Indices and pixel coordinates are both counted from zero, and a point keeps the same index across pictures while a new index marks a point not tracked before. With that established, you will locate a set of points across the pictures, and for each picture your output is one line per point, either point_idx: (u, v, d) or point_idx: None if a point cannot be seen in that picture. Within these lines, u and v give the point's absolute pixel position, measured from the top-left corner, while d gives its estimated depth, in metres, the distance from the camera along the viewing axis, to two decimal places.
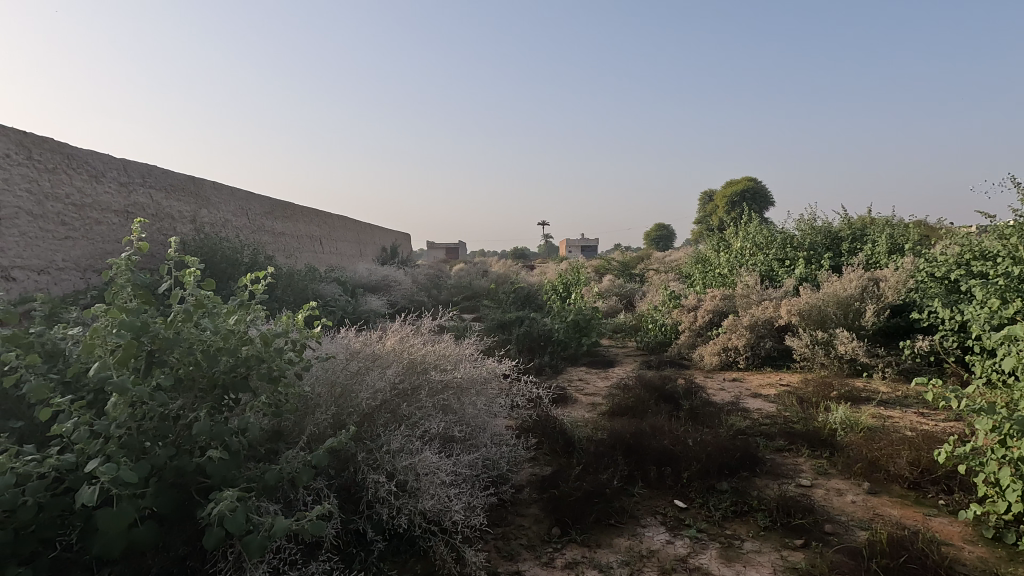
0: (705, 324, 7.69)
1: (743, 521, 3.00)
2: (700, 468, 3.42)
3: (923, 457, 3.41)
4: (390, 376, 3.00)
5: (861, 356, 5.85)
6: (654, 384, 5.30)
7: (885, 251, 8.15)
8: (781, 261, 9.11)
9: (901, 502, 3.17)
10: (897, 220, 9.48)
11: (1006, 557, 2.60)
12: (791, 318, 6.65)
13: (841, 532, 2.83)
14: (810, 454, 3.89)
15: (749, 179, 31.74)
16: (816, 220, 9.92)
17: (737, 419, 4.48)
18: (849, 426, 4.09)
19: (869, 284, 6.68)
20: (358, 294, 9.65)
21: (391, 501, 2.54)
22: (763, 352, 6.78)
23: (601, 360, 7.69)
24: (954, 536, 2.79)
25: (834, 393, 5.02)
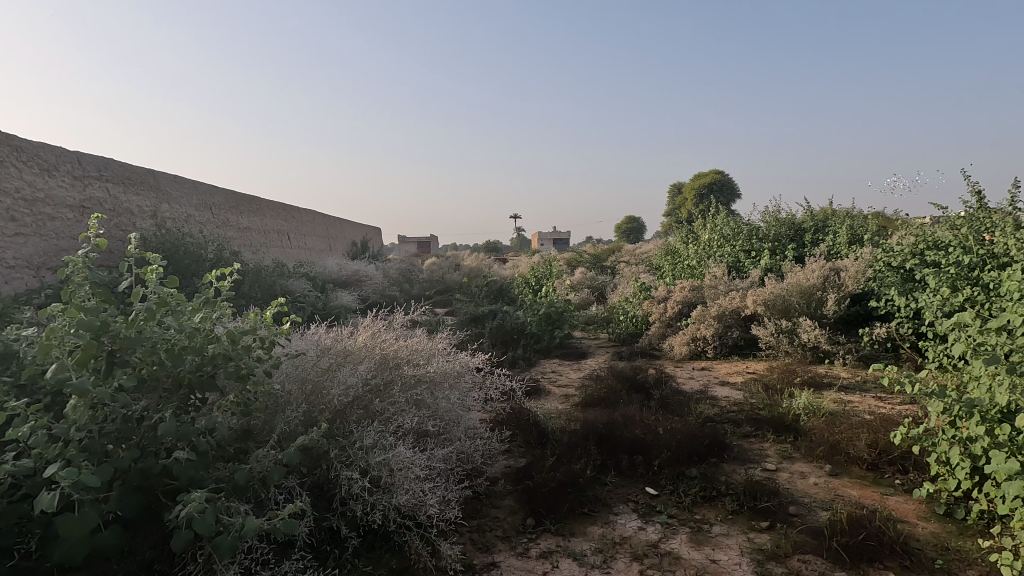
0: (674, 315, 7.84)
1: (711, 506, 3.08)
2: (671, 456, 3.49)
3: (880, 439, 3.56)
4: (362, 372, 2.97)
5: (822, 344, 6.05)
6: (625, 374, 5.38)
7: (845, 242, 8.43)
8: (747, 252, 9.32)
9: (860, 483, 3.31)
10: (856, 212, 9.80)
11: (956, 531, 2.74)
12: (756, 308, 6.83)
13: (804, 513, 2.94)
14: (775, 439, 4.02)
15: (716, 172, 32.31)
16: (780, 212, 10.18)
17: (706, 407, 4.59)
18: (812, 411, 4.24)
19: (830, 274, 6.91)
20: (328, 290, 9.50)
21: (365, 497, 2.53)
22: (730, 341, 6.95)
23: (573, 352, 7.76)
24: (908, 513, 2.94)
25: (798, 379, 5.19)
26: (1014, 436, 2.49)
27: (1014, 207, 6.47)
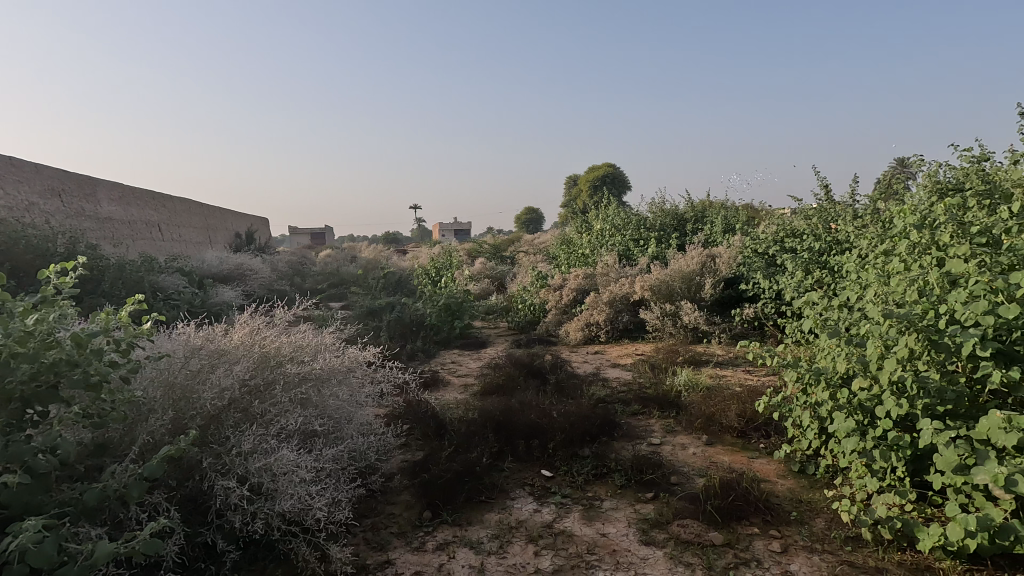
0: (569, 302, 8.12)
1: (602, 483, 3.23)
2: (565, 438, 3.61)
3: (748, 409, 3.93)
4: (238, 372, 2.74)
5: (701, 324, 6.57)
6: (523, 361, 5.49)
7: (720, 231, 9.19)
8: (636, 241, 9.85)
9: (731, 450, 3.64)
10: (730, 204, 10.73)
11: (808, 485, 3.10)
12: (643, 293, 7.26)
13: (684, 482, 3.17)
14: (660, 415, 4.30)
15: (608, 165, 33.83)
16: (665, 204, 10.88)
17: (598, 389, 4.80)
18: (691, 387, 4.59)
19: (707, 261, 7.50)
20: (207, 285, 8.74)
21: (245, 506, 2.35)
22: (620, 325, 7.33)
23: (473, 342, 7.78)
24: (770, 473, 3.27)
25: (680, 359, 5.60)
26: (850, 398, 2.84)
27: (854, 200, 7.41)
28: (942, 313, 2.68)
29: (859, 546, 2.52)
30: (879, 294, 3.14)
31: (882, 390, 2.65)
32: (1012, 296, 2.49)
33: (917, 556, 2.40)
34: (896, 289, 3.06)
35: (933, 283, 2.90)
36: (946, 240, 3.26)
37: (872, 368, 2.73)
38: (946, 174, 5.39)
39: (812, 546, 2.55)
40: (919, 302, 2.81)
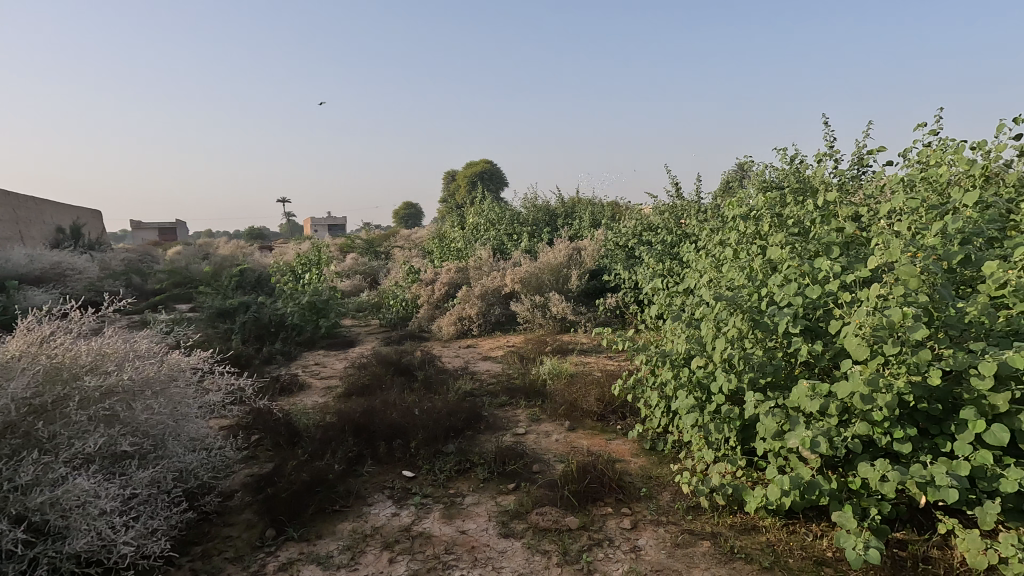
0: (442, 297, 7.99)
1: (465, 478, 3.16)
2: (428, 436, 3.49)
3: (606, 393, 4.10)
4: (15, 390, 2.25)
5: (568, 315, 6.80)
6: (390, 358, 5.27)
7: (587, 226, 9.62)
8: (510, 236, 9.90)
9: (591, 433, 3.77)
10: (596, 201, 11.28)
11: (657, 461, 3.29)
12: (514, 286, 7.34)
13: (545, 469, 3.21)
14: (526, 405, 4.34)
15: (485, 161, 34.14)
16: (536, 199, 11.15)
17: (466, 382, 4.74)
18: (556, 375, 4.70)
19: (574, 253, 7.79)
20: (9, 287, 7.32)
21: (20, 552, 1.93)
22: (493, 318, 7.36)
23: (340, 341, 7.35)
24: (625, 453, 3.43)
25: (547, 348, 5.73)
26: (691, 376, 3.05)
27: (700, 198, 8.14)
28: (764, 295, 2.97)
29: (698, 514, 2.71)
30: (714, 280, 3.41)
31: (716, 367, 2.87)
32: (816, 278, 2.82)
33: (745, 516, 2.64)
34: (728, 275, 3.35)
35: (757, 269, 3.21)
36: (767, 231, 3.64)
37: (708, 347, 2.95)
38: (771, 174, 6.08)
39: (658, 519, 2.70)
40: (745, 286, 3.09)
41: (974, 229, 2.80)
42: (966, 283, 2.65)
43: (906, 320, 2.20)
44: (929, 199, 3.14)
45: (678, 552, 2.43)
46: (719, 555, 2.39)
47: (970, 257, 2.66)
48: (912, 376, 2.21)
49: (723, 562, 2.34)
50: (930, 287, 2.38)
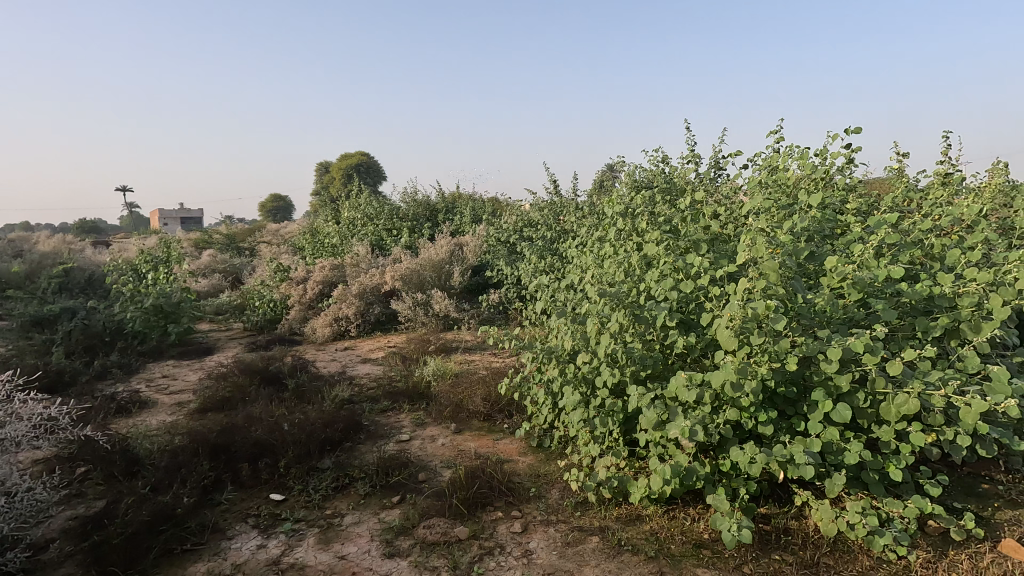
0: (315, 296, 7.43)
1: (343, 496, 2.90)
2: (300, 451, 3.15)
3: (493, 392, 4.03)
4: None
5: (451, 312, 6.65)
6: (254, 366, 4.74)
7: (469, 222, 9.53)
8: (388, 231, 9.52)
9: (478, 434, 3.67)
10: (477, 196, 11.23)
11: (545, 459, 3.28)
12: (394, 283, 7.02)
13: (431, 477, 3.05)
14: (409, 409, 4.13)
15: (362, 153, 32.72)
16: (416, 193, 10.82)
17: (344, 388, 4.41)
18: (440, 376, 4.53)
19: (456, 249, 7.65)
20: None
21: None
22: (372, 318, 6.98)
23: (195, 349, 6.52)
24: (513, 453, 3.38)
25: (431, 348, 5.54)
26: (576, 372, 3.06)
27: (577, 195, 8.43)
28: (642, 290, 3.06)
29: (587, 509, 2.73)
30: (596, 275, 3.47)
31: (600, 362, 2.90)
32: (689, 273, 2.95)
33: (630, 507, 2.70)
34: (608, 271, 3.42)
35: (635, 265, 3.31)
36: (643, 227, 3.78)
37: (592, 342, 2.97)
38: (642, 174, 6.43)
39: (548, 519, 2.66)
40: (625, 281, 3.17)
41: (816, 227, 3.13)
42: (811, 276, 2.94)
43: (769, 312, 2.36)
44: (780, 200, 3.45)
45: (569, 551, 2.41)
46: (608, 549, 2.40)
47: (814, 253, 2.95)
48: (774, 363, 2.38)
49: (612, 556, 2.36)
50: (786, 280, 2.59)
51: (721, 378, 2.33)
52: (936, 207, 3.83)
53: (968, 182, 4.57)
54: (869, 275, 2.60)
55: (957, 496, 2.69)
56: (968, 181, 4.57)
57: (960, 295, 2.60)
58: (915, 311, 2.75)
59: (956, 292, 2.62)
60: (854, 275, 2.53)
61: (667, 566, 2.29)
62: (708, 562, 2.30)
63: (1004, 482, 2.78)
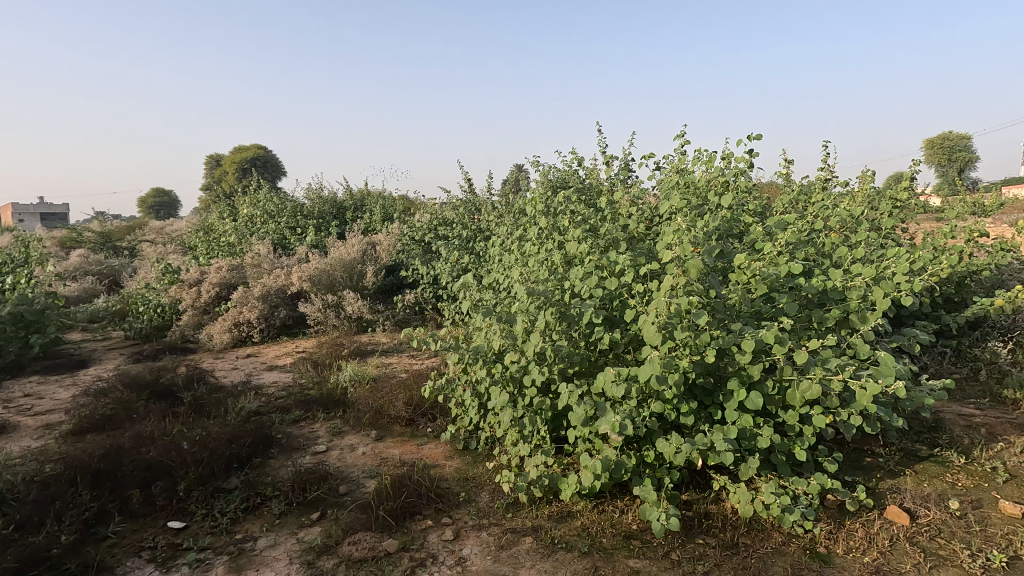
0: (211, 300, 6.81)
1: (255, 517, 2.66)
2: (203, 472, 2.85)
3: (414, 395, 3.89)
4: None
5: (364, 314, 6.37)
6: (142, 379, 4.24)
7: (379, 220, 9.21)
8: (292, 229, 8.96)
9: (401, 440, 3.53)
10: (387, 194, 10.88)
11: (472, 461, 3.22)
12: (302, 285, 6.60)
13: (353, 490, 2.89)
14: (324, 418, 3.90)
15: (258, 145, 30.63)
16: (322, 189, 10.26)
17: (249, 399, 4.06)
18: (357, 381, 4.31)
19: (368, 248, 7.34)
20: None
21: None
22: (278, 322, 6.53)
23: (65, 362, 5.73)
24: (438, 457, 3.28)
25: (344, 352, 5.27)
26: (503, 372, 3.02)
27: (491, 194, 8.42)
28: (567, 288, 3.08)
29: (518, 509, 2.70)
30: (520, 274, 3.44)
31: (527, 361, 2.87)
32: (612, 271, 3.01)
33: (560, 504, 2.71)
34: (532, 269, 3.40)
35: (558, 263, 3.32)
36: (563, 226, 3.82)
37: (519, 342, 2.94)
38: (556, 174, 6.55)
39: (480, 523, 2.61)
40: (550, 280, 3.17)
41: (724, 226, 3.33)
42: (722, 273, 3.12)
43: (691, 308, 2.46)
44: (691, 201, 3.63)
45: (503, 555, 2.37)
46: (542, 549, 2.39)
47: (724, 251, 3.13)
48: (695, 356, 2.48)
49: (547, 555, 2.35)
50: (702, 277, 2.72)
51: (647, 372, 2.38)
52: (821, 209, 4.24)
53: (843, 187, 5.10)
54: (774, 271, 2.80)
55: (847, 470, 2.98)
56: (843, 186, 5.10)
57: (849, 289, 2.87)
58: (811, 304, 3.00)
59: (845, 286, 2.89)
60: (762, 271, 2.70)
61: (601, 560, 2.32)
62: (638, 552, 2.36)
63: (883, 454, 3.12)
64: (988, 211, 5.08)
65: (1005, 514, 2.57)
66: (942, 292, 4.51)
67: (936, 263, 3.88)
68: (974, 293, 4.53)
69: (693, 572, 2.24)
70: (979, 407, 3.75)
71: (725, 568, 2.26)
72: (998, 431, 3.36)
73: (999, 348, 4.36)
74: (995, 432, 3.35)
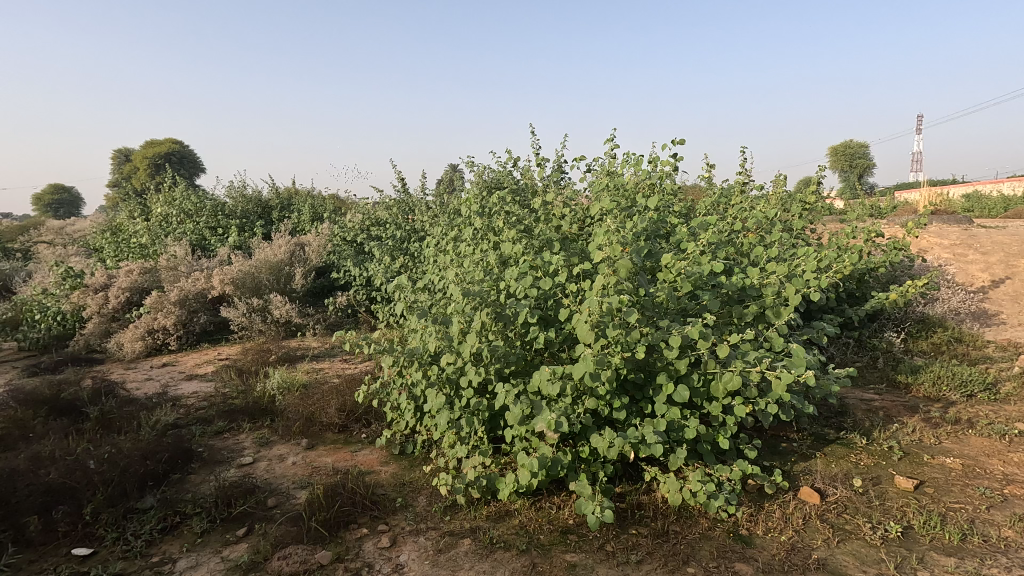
0: (120, 306, 6.30)
1: (174, 537, 2.49)
2: (113, 492, 2.64)
3: (348, 401, 3.78)
4: None
5: (293, 318, 6.12)
6: (39, 394, 3.86)
7: (308, 220, 8.87)
8: (213, 229, 8.45)
9: (333, 448, 3.42)
10: (316, 193, 10.50)
11: (409, 465, 3.17)
12: (224, 288, 6.22)
13: (283, 502, 2.77)
14: (250, 428, 3.71)
15: (173, 140, 28.67)
16: (245, 188, 9.74)
17: (166, 411, 3.79)
18: (286, 388, 4.13)
19: (296, 249, 7.04)
20: None
21: None
22: (197, 328, 6.14)
23: None
24: (373, 463, 3.21)
25: (272, 358, 5.04)
26: (440, 374, 2.98)
27: (425, 194, 8.32)
28: (502, 288, 3.09)
29: (456, 512, 2.69)
30: (455, 275, 3.42)
31: (464, 362, 2.85)
32: (546, 271, 3.05)
33: (498, 504, 2.72)
34: (467, 270, 3.39)
35: (493, 264, 3.33)
36: (498, 226, 3.84)
37: (455, 343, 2.92)
38: (490, 175, 6.57)
39: (417, 528, 2.57)
40: (485, 280, 3.17)
41: (652, 227, 3.46)
42: (650, 272, 3.24)
43: (621, 306, 2.53)
44: (622, 203, 3.74)
45: (441, 558, 2.35)
46: (480, 550, 2.39)
47: (652, 251, 3.25)
48: (626, 352, 2.55)
49: (485, 556, 2.35)
50: (632, 276, 2.81)
51: (581, 370, 2.43)
52: (739, 211, 4.50)
53: (759, 191, 5.44)
54: (698, 270, 2.94)
55: (765, 455, 3.18)
56: (759, 189, 5.45)
57: (765, 286, 3.06)
58: (732, 300, 3.18)
59: (762, 283, 3.09)
60: (687, 270, 2.84)
61: (539, 557, 2.35)
62: (575, 547, 2.41)
63: (797, 439, 3.36)
64: (883, 213, 5.59)
65: (900, 488, 2.84)
66: (846, 288, 4.91)
67: (839, 261, 4.22)
68: (873, 289, 4.96)
69: (626, 562, 2.31)
70: (878, 392, 4.12)
71: (656, 556, 2.35)
72: (893, 413, 3.70)
73: (893, 338, 4.81)
74: (891, 415, 3.69)
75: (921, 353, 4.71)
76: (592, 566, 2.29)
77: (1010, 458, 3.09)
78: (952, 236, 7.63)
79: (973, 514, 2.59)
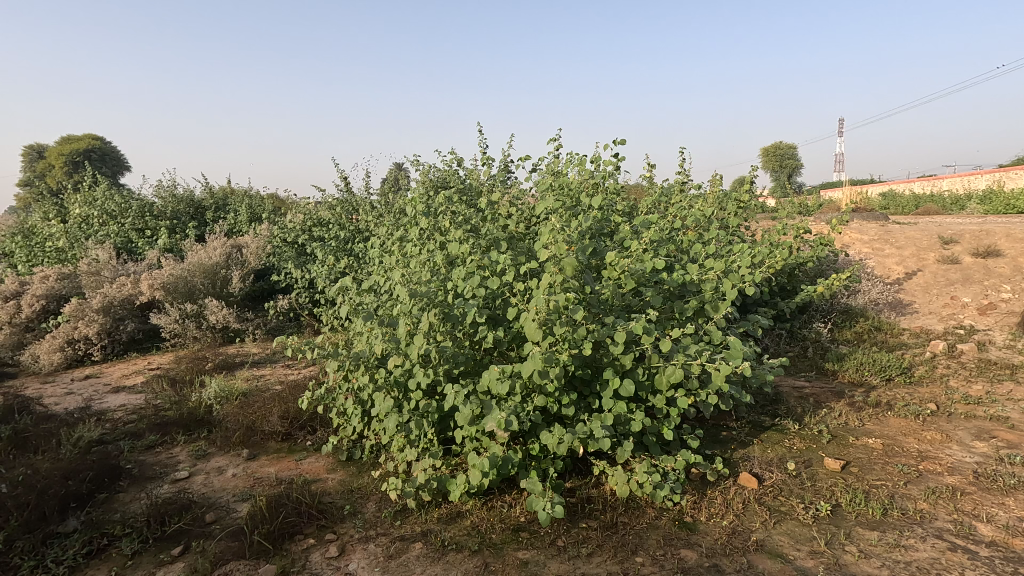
0: (35, 315, 5.83)
1: (101, 561, 2.33)
2: (30, 517, 2.43)
3: (291, 408, 3.65)
4: None
5: (231, 323, 5.85)
6: None
7: (245, 221, 8.49)
8: (140, 232, 7.94)
9: (276, 457, 3.29)
10: (253, 193, 10.07)
11: (357, 471, 3.10)
12: (153, 294, 5.86)
13: (223, 516, 2.64)
14: (186, 440, 3.52)
15: (93, 137, 26.77)
16: (174, 187, 9.20)
17: (90, 428, 3.53)
18: (224, 398, 3.95)
19: (233, 251, 6.72)
20: None
21: None
22: (124, 337, 5.76)
23: None
24: (320, 471, 3.11)
25: (208, 367, 4.80)
26: (387, 377, 2.92)
27: (369, 192, 8.14)
28: (450, 288, 3.06)
29: (406, 516, 2.65)
30: (402, 276, 3.36)
31: (412, 364, 2.80)
32: (494, 270, 3.04)
33: (449, 506, 2.70)
34: (414, 271, 3.33)
35: (440, 264, 3.28)
36: (445, 226, 3.80)
37: (403, 344, 2.86)
38: (436, 174, 6.50)
39: (367, 535, 2.52)
40: (432, 280, 3.12)
41: (596, 226, 3.52)
42: (595, 270, 3.30)
43: (568, 304, 2.55)
44: (567, 202, 3.79)
45: (392, 564, 2.31)
46: (432, 553, 2.37)
47: (596, 249, 3.32)
48: (573, 349, 2.58)
49: (437, 559, 2.33)
50: (577, 274, 2.85)
51: (530, 368, 2.44)
52: (679, 209, 4.66)
53: (697, 190, 5.64)
54: (641, 267, 3.01)
55: (707, 444, 3.31)
56: (698, 189, 5.65)
57: (703, 282, 3.18)
58: (673, 296, 3.28)
59: (700, 280, 3.21)
60: (631, 268, 2.90)
61: (491, 556, 2.35)
62: (527, 543, 2.43)
63: (736, 428, 3.52)
64: (811, 211, 5.93)
65: (829, 468, 3.02)
66: (779, 282, 5.18)
67: (770, 257, 4.45)
68: (802, 283, 5.26)
69: (577, 555, 2.35)
70: (808, 379, 4.39)
71: (606, 548, 2.40)
72: (822, 399, 3.94)
73: (821, 328, 5.12)
74: (820, 400, 3.93)
75: (845, 341, 5.03)
76: (543, 562, 2.31)
77: (924, 436, 3.35)
78: (870, 231, 8.21)
79: (893, 490, 2.80)
